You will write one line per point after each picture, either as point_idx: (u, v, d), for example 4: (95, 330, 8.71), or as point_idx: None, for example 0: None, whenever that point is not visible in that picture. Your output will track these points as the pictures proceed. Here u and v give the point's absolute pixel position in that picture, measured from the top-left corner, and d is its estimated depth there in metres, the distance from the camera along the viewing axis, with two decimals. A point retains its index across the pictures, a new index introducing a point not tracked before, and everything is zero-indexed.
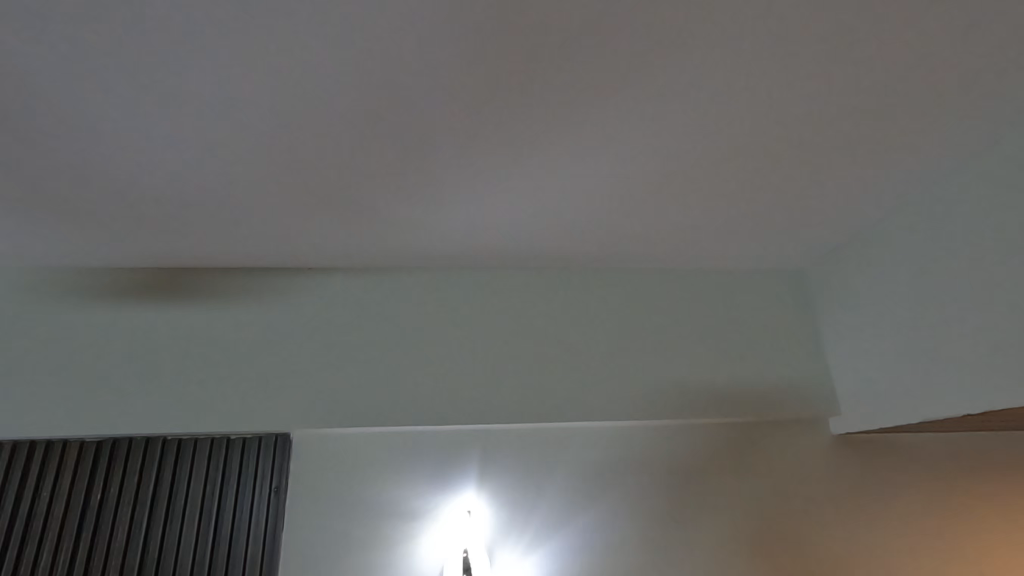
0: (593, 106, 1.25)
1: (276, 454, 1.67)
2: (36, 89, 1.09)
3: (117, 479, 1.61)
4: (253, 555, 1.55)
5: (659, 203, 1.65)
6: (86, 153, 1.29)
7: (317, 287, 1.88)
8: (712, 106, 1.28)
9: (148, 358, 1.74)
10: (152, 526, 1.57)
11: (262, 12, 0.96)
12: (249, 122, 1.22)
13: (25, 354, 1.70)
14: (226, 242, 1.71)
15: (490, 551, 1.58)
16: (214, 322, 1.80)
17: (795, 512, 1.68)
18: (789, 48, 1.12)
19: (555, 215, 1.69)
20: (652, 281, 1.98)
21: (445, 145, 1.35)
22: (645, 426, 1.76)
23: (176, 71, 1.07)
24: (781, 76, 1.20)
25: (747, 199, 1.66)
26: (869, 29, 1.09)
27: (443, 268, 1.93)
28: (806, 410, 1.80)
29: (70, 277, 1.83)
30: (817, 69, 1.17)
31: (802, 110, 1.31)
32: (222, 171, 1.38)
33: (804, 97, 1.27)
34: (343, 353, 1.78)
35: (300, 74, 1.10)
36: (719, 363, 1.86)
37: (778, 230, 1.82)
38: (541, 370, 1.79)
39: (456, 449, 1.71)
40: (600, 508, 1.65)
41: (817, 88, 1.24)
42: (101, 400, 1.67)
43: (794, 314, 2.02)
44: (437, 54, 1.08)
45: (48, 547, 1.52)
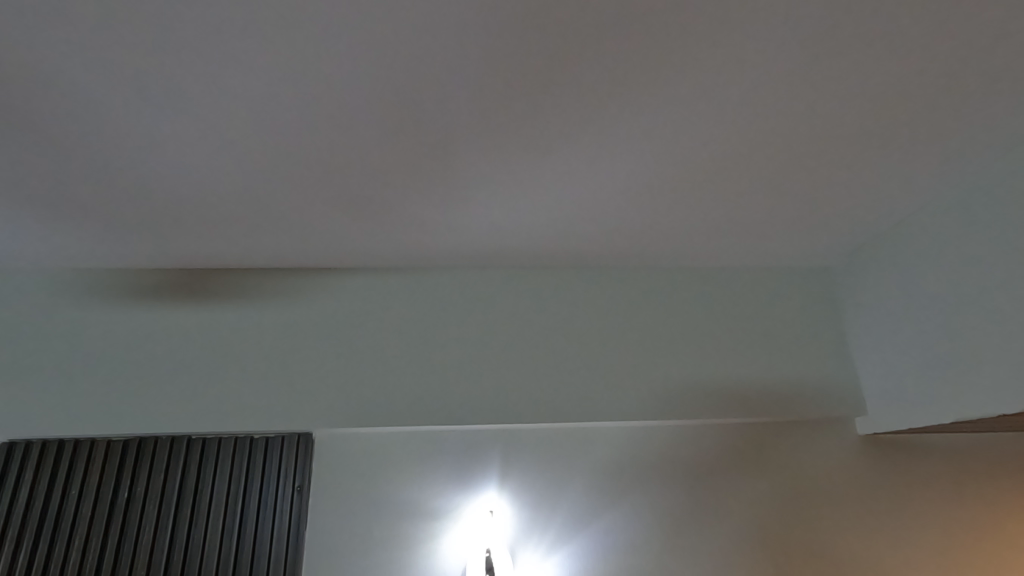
0: (626, 113, 1.18)
1: (299, 454, 1.67)
2: (43, 92, 1.04)
3: (140, 478, 1.61)
4: (277, 554, 1.57)
5: (685, 211, 1.60)
6: (92, 156, 1.23)
7: (334, 287, 1.86)
8: (755, 109, 1.20)
9: (169, 357, 1.72)
10: (178, 527, 1.57)
11: (275, 12, 0.89)
12: (262, 126, 1.15)
13: (49, 351, 1.70)
14: (243, 244, 1.68)
15: (512, 551, 1.65)
16: (234, 320, 1.79)
17: (805, 515, 1.75)
18: (841, 46, 1.04)
19: (579, 220, 1.63)
20: (672, 282, 1.97)
21: (467, 157, 1.29)
22: (663, 428, 1.81)
23: (187, 73, 1.01)
24: (831, 75, 1.11)
25: (780, 203, 1.59)
26: (925, 28, 1.01)
27: (461, 269, 1.92)
28: (821, 412, 1.83)
29: (85, 277, 1.81)
30: (870, 65, 1.09)
31: (848, 113, 1.23)
32: (236, 176, 1.32)
33: (853, 98, 1.18)
34: (363, 353, 1.77)
35: (317, 78, 1.03)
36: (737, 365, 1.87)
37: (807, 229, 1.76)
38: (562, 372, 1.80)
39: (477, 450, 1.74)
40: (616, 513, 1.72)
41: (868, 88, 1.15)
42: (124, 399, 1.65)
43: (816, 313, 1.99)
44: (463, 57, 1.00)
45: (77, 546, 1.53)
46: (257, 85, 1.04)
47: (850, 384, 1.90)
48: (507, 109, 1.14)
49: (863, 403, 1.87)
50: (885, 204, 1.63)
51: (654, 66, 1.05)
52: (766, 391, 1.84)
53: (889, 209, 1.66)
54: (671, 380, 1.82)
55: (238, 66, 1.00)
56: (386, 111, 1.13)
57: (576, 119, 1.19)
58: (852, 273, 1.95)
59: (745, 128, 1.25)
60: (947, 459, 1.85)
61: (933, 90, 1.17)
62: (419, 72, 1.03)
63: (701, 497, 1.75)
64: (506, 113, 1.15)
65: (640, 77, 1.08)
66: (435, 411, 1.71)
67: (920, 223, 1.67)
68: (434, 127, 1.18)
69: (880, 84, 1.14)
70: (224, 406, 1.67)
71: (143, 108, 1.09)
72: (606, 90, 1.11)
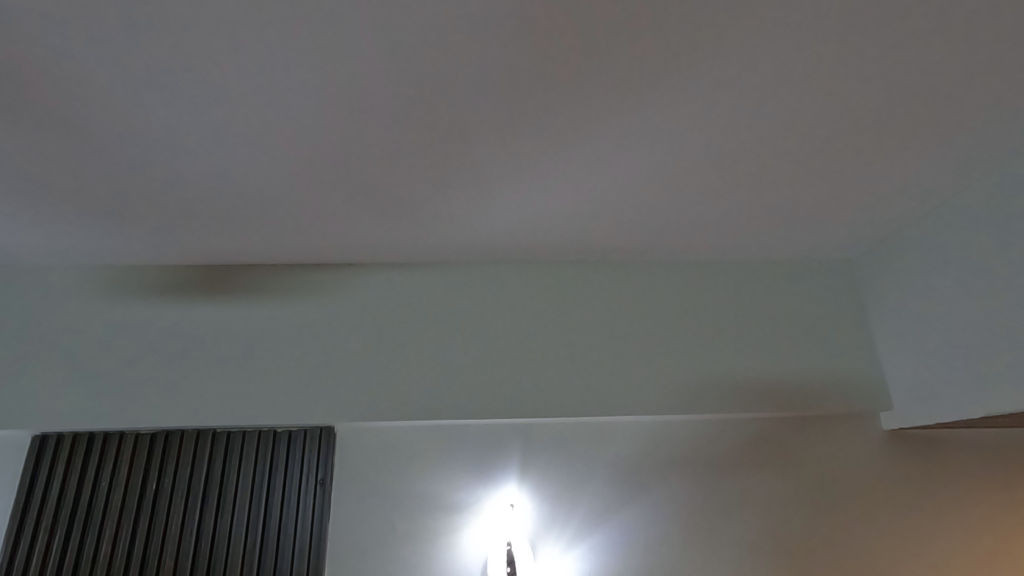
0: (648, 105, 1.17)
1: (321, 447, 1.69)
2: (74, 92, 1.06)
3: (167, 470, 1.64)
4: (300, 546, 1.59)
5: (706, 203, 1.58)
6: (119, 155, 1.25)
7: (354, 282, 1.87)
8: (776, 102, 1.18)
9: (193, 352, 1.75)
10: (204, 519, 1.60)
11: (296, 13, 0.91)
12: (284, 124, 1.17)
13: (79, 347, 1.74)
14: (264, 241, 1.70)
15: (533, 545, 1.65)
16: (256, 316, 1.81)
17: (829, 511, 1.73)
18: (862, 38, 1.02)
19: (599, 214, 1.63)
20: (691, 275, 1.96)
21: (486, 151, 1.29)
22: (683, 422, 1.81)
23: (212, 74, 1.03)
24: (852, 68, 1.10)
25: (801, 195, 1.56)
26: (947, 20, 0.99)
27: (479, 264, 1.92)
28: (845, 407, 1.81)
29: (109, 275, 1.84)
30: (891, 58, 1.07)
31: (872, 105, 1.21)
32: (258, 173, 1.33)
33: (874, 91, 1.17)
34: (383, 348, 1.78)
35: (339, 77, 1.05)
36: (758, 359, 1.85)
37: (829, 221, 1.73)
38: (581, 367, 1.80)
39: (497, 443, 1.75)
40: (637, 507, 1.71)
41: (889, 80, 1.14)
42: (151, 394, 1.69)
43: (840, 306, 1.96)
44: (481, 55, 1.01)
45: (108, 536, 1.57)
46: (278, 81, 1.05)
47: (876, 379, 1.86)
48: (527, 102, 1.14)
49: (888, 398, 1.84)
50: (909, 196, 1.60)
51: (674, 59, 1.05)
52: (788, 386, 1.82)
53: (917, 201, 1.63)
54: (691, 375, 1.81)
55: (260, 63, 1.00)
56: (407, 105, 1.13)
57: (598, 111, 1.18)
58: (877, 265, 1.92)
59: (769, 118, 1.23)
60: (976, 455, 1.81)
61: (965, 78, 1.14)
62: (437, 69, 1.04)
63: (723, 493, 1.74)
64: (528, 106, 1.15)
65: (662, 68, 1.07)
66: (455, 405, 1.72)
67: (947, 214, 1.63)
68: (454, 121, 1.18)
69: (911, 72, 1.11)
70: (247, 401, 1.69)
71: (166, 106, 1.10)
72: (627, 82, 1.10)
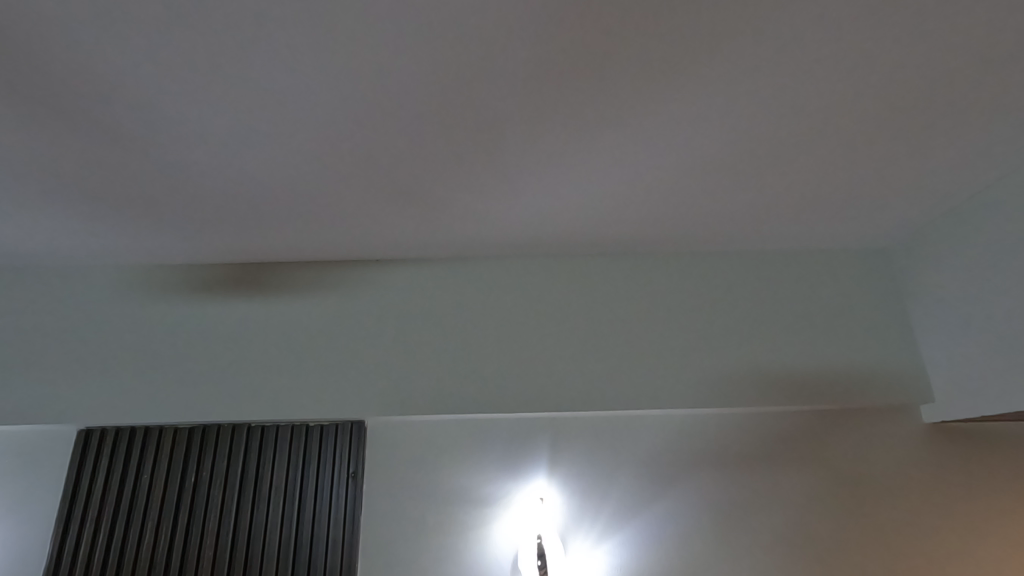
0: (676, 94, 1.14)
1: (352, 441, 1.72)
2: (108, 98, 1.09)
3: (205, 463, 1.68)
4: (334, 537, 1.62)
5: (736, 193, 1.55)
6: (152, 158, 1.28)
7: (380, 278, 1.89)
8: (807, 90, 1.15)
9: (227, 349, 1.79)
10: (241, 512, 1.64)
11: (319, 12, 0.91)
12: (310, 124, 1.18)
13: (118, 345, 1.79)
14: (292, 238, 1.72)
15: (564, 539, 1.65)
16: (285, 312, 1.84)
17: (866, 506, 1.69)
18: (897, 23, 0.99)
19: (625, 206, 1.61)
20: (720, 266, 1.92)
21: (510, 145, 1.28)
22: (714, 416, 1.78)
23: (239, 77, 1.04)
24: (888, 53, 1.06)
25: (835, 183, 1.52)
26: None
27: (505, 258, 1.92)
28: (883, 399, 1.76)
29: (145, 274, 1.89)
30: (928, 41, 1.03)
31: (908, 90, 1.16)
32: (285, 172, 1.35)
33: (911, 76, 1.12)
34: (410, 343, 1.80)
35: (362, 76, 1.05)
36: (791, 352, 1.81)
37: (864, 210, 1.68)
38: (609, 361, 1.78)
39: (526, 437, 1.75)
40: (669, 502, 1.70)
41: (926, 65, 1.09)
42: (187, 389, 1.73)
43: (876, 296, 1.90)
44: (503, 50, 1.00)
45: (151, 527, 1.62)
46: (302, 78, 1.05)
47: (915, 371, 1.80)
48: (551, 94, 1.12)
49: (928, 390, 1.78)
50: (948, 183, 1.54)
51: (701, 48, 1.02)
52: (822, 378, 1.78)
53: (959, 186, 1.56)
54: (721, 368, 1.78)
55: (284, 60, 1.01)
56: (430, 100, 1.12)
57: (623, 102, 1.16)
58: (916, 253, 1.85)
59: (801, 104, 1.19)
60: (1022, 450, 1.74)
61: (1012, 57, 1.08)
62: (460, 65, 1.04)
63: (755, 487, 1.71)
64: (551, 99, 1.13)
65: (690, 54, 1.04)
66: (482, 399, 1.72)
67: (989, 201, 1.56)
68: (478, 114, 1.17)
69: (955, 51, 1.06)
70: (279, 396, 1.72)
71: (197, 109, 1.12)
72: (655, 71, 1.07)
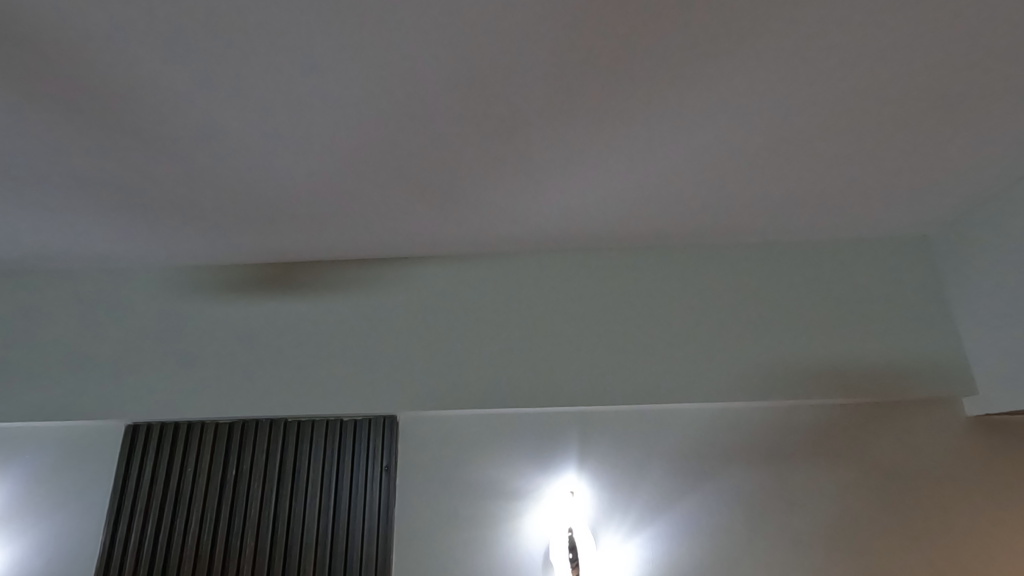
0: (704, 85, 1.13)
1: (385, 436, 1.75)
2: (150, 106, 1.13)
3: (245, 457, 1.74)
4: (369, 529, 1.65)
5: (767, 183, 1.52)
6: (191, 163, 1.33)
7: (410, 275, 1.92)
8: (838, 78, 1.13)
9: (263, 346, 1.85)
10: (280, 504, 1.69)
11: (345, 16, 0.94)
12: (339, 124, 1.21)
13: (161, 343, 1.86)
14: (324, 237, 1.76)
15: (595, 532, 1.66)
16: (318, 310, 1.89)
17: (905, 502, 1.65)
18: (931, 4, 0.96)
19: (652, 200, 1.60)
20: (751, 258, 1.89)
21: (535, 141, 1.29)
22: (746, 410, 1.76)
23: (271, 81, 1.07)
24: (922, 37, 1.03)
25: (868, 171, 1.48)
26: None
27: (532, 253, 1.93)
28: (923, 392, 1.71)
29: (184, 275, 1.96)
30: (963, 23, 1.00)
31: (943, 75, 1.13)
32: (316, 172, 1.38)
33: (948, 59, 1.09)
34: (440, 339, 1.82)
35: (389, 76, 1.07)
36: (825, 344, 1.78)
37: (900, 198, 1.63)
38: (638, 355, 1.78)
39: (556, 431, 1.76)
40: (700, 496, 1.69)
41: (963, 48, 1.05)
42: (227, 386, 1.79)
43: (915, 286, 1.84)
44: (527, 45, 1.01)
45: (195, 518, 1.68)
46: (332, 80, 1.08)
47: (957, 362, 1.74)
48: (576, 88, 1.12)
49: (971, 382, 1.72)
50: (989, 168, 1.48)
51: (726, 38, 1.01)
52: (858, 371, 1.74)
53: (1003, 171, 1.50)
54: (752, 361, 1.76)
55: (313, 63, 1.03)
56: (455, 97, 1.14)
57: (648, 94, 1.15)
58: (956, 240, 1.78)
59: (832, 92, 1.17)
60: None
61: None
62: (484, 62, 1.05)
63: (788, 481, 1.69)
64: (576, 93, 1.14)
65: (717, 44, 1.03)
66: (511, 394, 1.74)
67: None
68: (503, 111, 1.18)
69: (993, 31, 1.02)
70: (314, 391, 1.77)
71: (232, 114, 1.16)
72: (681, 61, 1.07)
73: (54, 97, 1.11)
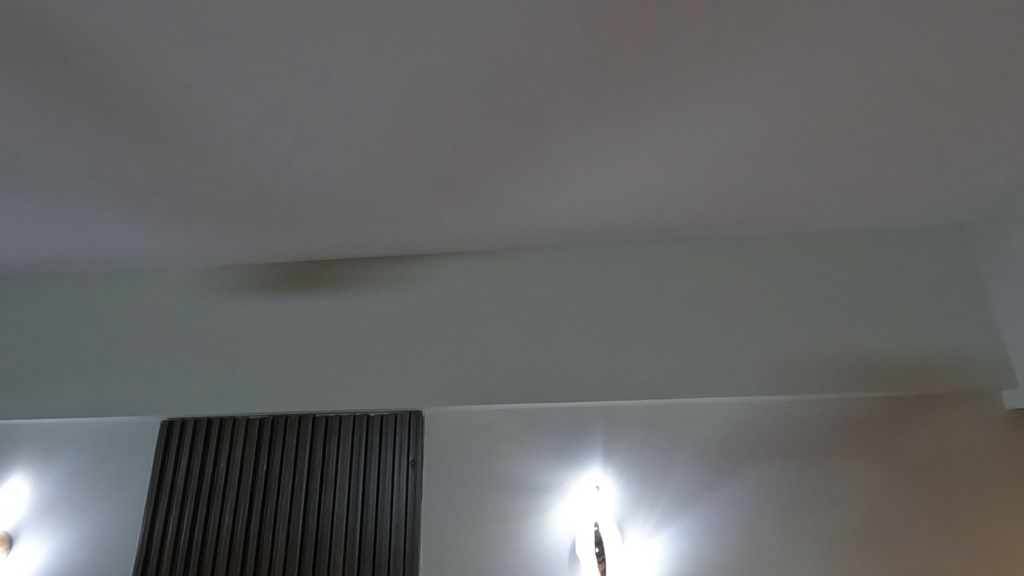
0: (727, 74, 1.12)
1: (411, 431, 1.77)
2: (181, 109, 1.17)
3: (275, 451, 1.78)
4: (396, 523, 1.68)
5: (793, 173, 1.50)
6: (221, 164, 1.37)
7: (433, 271, 1.94)
8: (863, 66, 1.10)
9: (292, 343, 1.89)
10: (310, 497, 1.72)
11: (367, 17, 0.95)
12: (363, 123, 1.23)
13: (194, 341, 1.92)
14: (349, 236, 1.79)
15: (621, 527, 1.65)
16: (345, 307, 1.92)
17: (940, 497, 1.61)
18: None
19: (675, 192, 1.59)
20: (779, 249, 1.86)
21: (557, 135, 1.29)
22: (774, 404, 1.73)
23: (296, 83, 1.10)
24: (952, 21, 1.00)
25: (899, 159, 1.44)
26: None
27: (554, 249, 1.93)
28: (959, 385, 1.66)
29: (214, 275, 2.01)
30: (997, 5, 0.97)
31: (976, 59, 1.09)
32: (341, 171, 1.41)
33: (980, 43, 1.05)
34: (465, 334, 1.84)
35: (411, 74, 1.09)
36: (855, 336, 1.74)
37: (933, 185, 1.59)
38: (662, 349, 1.77)
39: (581, 426, 1.76)
40: (728, 490, 1.67)
41: (998, 30, 1.02)
42: (258, 382, 1.84)
43: (950, 277, 1.79)
44: (547, 40, 1.01)
45: (229, 511, 1.73)
46: (356, 80, 1.10)
47: (995, 355, 1.69)
48: (597, 81, 1.12)
49: (1011, 375, 1.66)
50: None
51: (748, 28, 1.00)
52: (890, 364, 1.70)
53: None
54: (779, 354, 1.73)
55: (336, 63, 1.05)
56: (476, 93, 1.14)
57: (669, 86, 1.15)
58: (994, 229, 1.72)
59: (859, 79, 1.14)
60: None
61: None
62: (504, 58, 1.05)
63: (818, 476, 1.66)
64: (596, 86, 1.13)
65: (740, 33, 1.01)
66: (535, 389, 1.75)
67: None
68: (524, 106, 1.19)
69: None
70: (342, 386, 1.81)
71: (260, 116, 1.19)
72: (702, 52, 1.06)
73: (91, 103, 1.15)
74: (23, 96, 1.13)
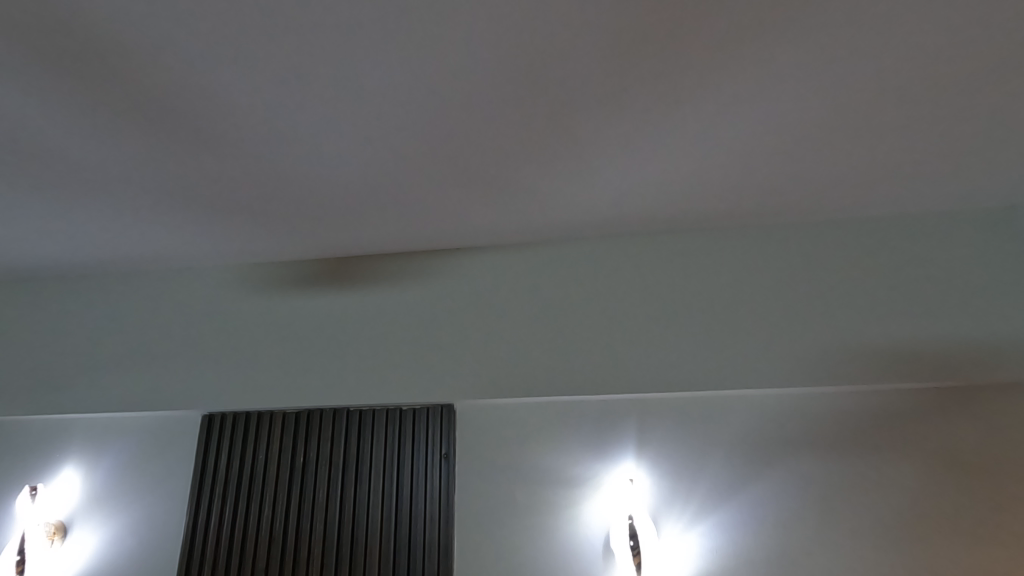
0: (758, 57, 1.08)
1: (443, 424, 1.78)
2: (215, 112, 1.20)
3: (311, 444, 1.81)
4: (430, 515, 1.69)
5: (830, 157, 1.45)
6: (254, 165, 1.40)
7: (463, 265, 1.94)
8: (903, 44, 1.06)
9: (326, 338, 1.92)
10: (346, 490, 1.75)
11: (390, 11, 0.96)
12: (391, 119, 1.24)
13: (232, 337, 1.98)
14: (379, 231, 1.81)
15: (656, 521, 1.64)
16: (376, 302, 1.94)
17: (992, 492, 1.53)
18: None
19: (707, 180, 1.56)
20: (816, 236, 1.81)
21: (584, 125, 1.28)
22: (813, 396, 1.69)
23: (324, 81, 1.11)
24: None
25: (943, 140, 1.38)
26: None
27: (584, 240, 1.91)
28: (1012, 375, 1.58)
29: (250, 273, 2.06)
30: None
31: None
32: (370, 167, 1.42)
33: None
34: (495, 328, 1.84)
35: (435, 68, 1.09)
36: (897, 325, 1.68)
37: (981, 166, 1.51)
38: (694, 340, 1.74)
39: (613, 418, 1.74)
40: (765, 484, 1.63)
41: None
42: (293, 376, 1.88)
43: (1001, 261, 1.70)
44: (571, 29, 1.00)
45: (268, 502, 1.77)
46: (382, 77, 1.10)
47: None
48: (623, 69, 1.10)
49: None
50: None
51: (778, 9, 0.97)
52: (936, 353, 1.64)
53: None
54: (816, 344, 1.69)
55: (362, 60, 1.06)
56: (501, 86, 1.14)
57: (698, 72, 1.12)
58: None
59: (898, 59, 1.10)
60: None
61: None
62: (528, 49, 1.04)
63: (861, 469, 1.61)
64: (622, 75, 1.12)
65: (769, 14, 0.98)
66: (566, 381, 1.74)
67: None
68: (550, 97, 1.18)
69: None
70: (375, 380, 1.84)
71: (290, 115, 1.21)
72: (731, 36, 1.03)
73: (131, 106, 1.19)
74: (66, 104, 1.17)
